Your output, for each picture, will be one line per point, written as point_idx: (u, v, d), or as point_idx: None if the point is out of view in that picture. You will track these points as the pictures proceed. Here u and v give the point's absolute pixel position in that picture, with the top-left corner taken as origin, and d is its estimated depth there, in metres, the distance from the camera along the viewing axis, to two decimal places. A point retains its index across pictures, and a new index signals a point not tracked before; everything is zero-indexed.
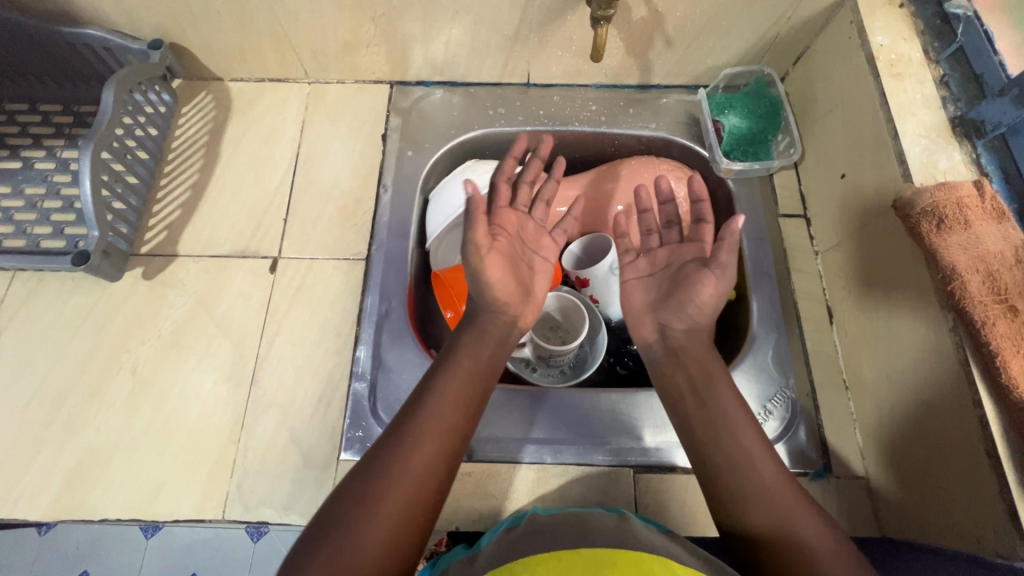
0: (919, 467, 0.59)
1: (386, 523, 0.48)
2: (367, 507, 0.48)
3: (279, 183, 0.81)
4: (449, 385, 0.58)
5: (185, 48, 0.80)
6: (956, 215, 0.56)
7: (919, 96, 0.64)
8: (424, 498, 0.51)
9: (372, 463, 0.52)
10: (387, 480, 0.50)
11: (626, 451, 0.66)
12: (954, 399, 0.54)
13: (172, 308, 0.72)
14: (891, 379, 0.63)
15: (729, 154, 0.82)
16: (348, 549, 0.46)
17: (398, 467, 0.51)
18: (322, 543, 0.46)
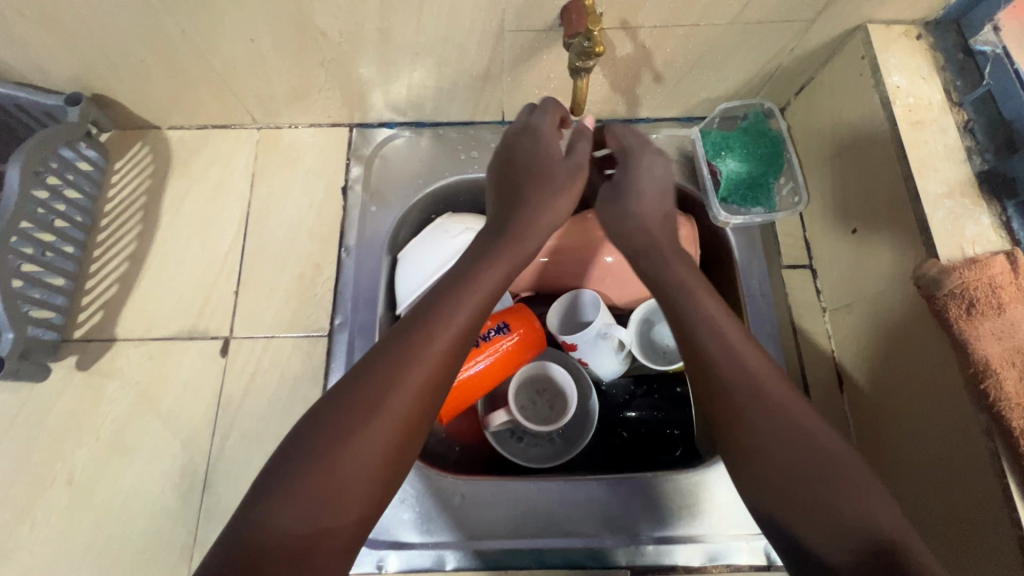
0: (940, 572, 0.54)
1: (368, 464, 0.41)
2: (352, 434, 0.41)
3: (230, 247, 0.72)
4: (456, 305, 0.49)
5: (109, 99, 0.70)
6: (988, 298, 0.49)
7: (942, 148, 0.57)
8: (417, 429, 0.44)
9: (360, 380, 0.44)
10: (371, 406, 0.43)
11: (623, 551, 0.61)
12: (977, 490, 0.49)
13: (112, 403, 0.65)
14: (910, 464, 0.57)
15: (727, 201, 0.73)
16: (323, 487, 0.39)
17: (397, 384, 0.44)
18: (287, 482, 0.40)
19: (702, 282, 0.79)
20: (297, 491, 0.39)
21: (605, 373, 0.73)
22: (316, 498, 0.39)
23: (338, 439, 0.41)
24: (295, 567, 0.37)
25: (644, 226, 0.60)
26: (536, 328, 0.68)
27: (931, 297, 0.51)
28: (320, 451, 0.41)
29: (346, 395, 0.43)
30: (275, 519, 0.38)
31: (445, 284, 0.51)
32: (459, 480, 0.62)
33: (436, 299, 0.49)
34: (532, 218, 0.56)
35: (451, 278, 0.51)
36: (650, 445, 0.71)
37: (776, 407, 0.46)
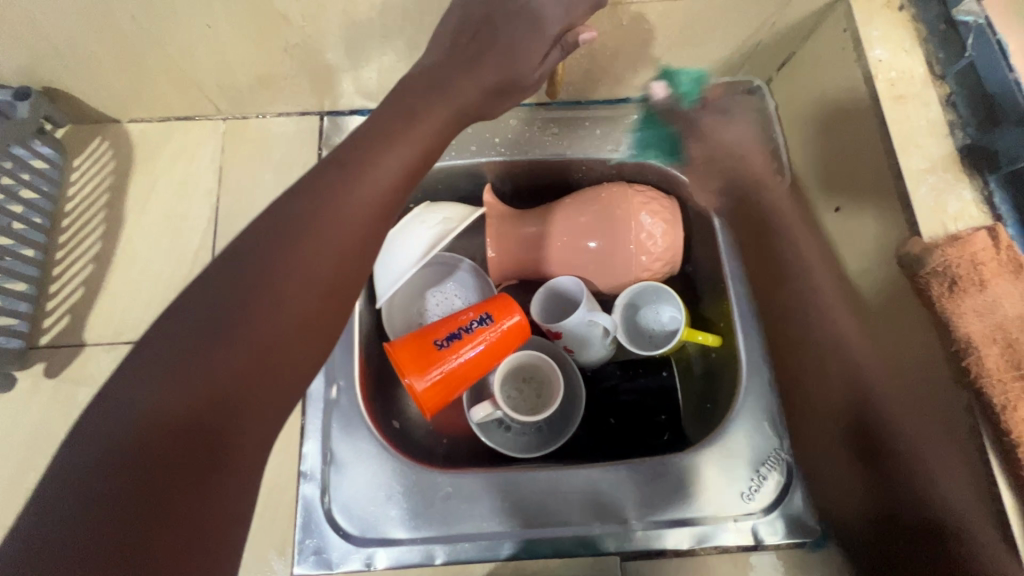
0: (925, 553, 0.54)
1: (276, 324, 0.39)
2: (223, 336, 0.36)
3: (200, 244, 0.70)
4: (385, 160, 0.46)
5: (62, 92, 0.66)
6: (971, 275, 0.49)
7: (924, 123, 0.56)
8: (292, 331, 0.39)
9: (220, 276, 0.39)
10: (281, 261, 0.40)
11: (612, 537, 0.61)
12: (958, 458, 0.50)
13: (85, 409, 0.63)
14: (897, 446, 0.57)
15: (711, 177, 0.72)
16: (233, 349, 0.36)
17: (312, 241, 0.41)
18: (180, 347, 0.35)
19: (686, 265, 0.78)
20: (155, 383, 0.34)
21: (590, 360, 0.72)
22: (191, 392, 0.34)
23: (204, 335, 0.36)
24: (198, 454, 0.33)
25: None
26: (520, 316, 0.66)
27: (914, 276, 0.51)
28: (184, 346, 0.35)
29: (206, 290, 0.38)
30: (164, 397, 0.33)
31: (368, 140, 0.47)
32: (446, 474, 0.61)
33: (360, 153, 0.46)
34: (452, 92, 0.51)
35: (337, 167, 0.45)
36: (637, 432, 0.71)
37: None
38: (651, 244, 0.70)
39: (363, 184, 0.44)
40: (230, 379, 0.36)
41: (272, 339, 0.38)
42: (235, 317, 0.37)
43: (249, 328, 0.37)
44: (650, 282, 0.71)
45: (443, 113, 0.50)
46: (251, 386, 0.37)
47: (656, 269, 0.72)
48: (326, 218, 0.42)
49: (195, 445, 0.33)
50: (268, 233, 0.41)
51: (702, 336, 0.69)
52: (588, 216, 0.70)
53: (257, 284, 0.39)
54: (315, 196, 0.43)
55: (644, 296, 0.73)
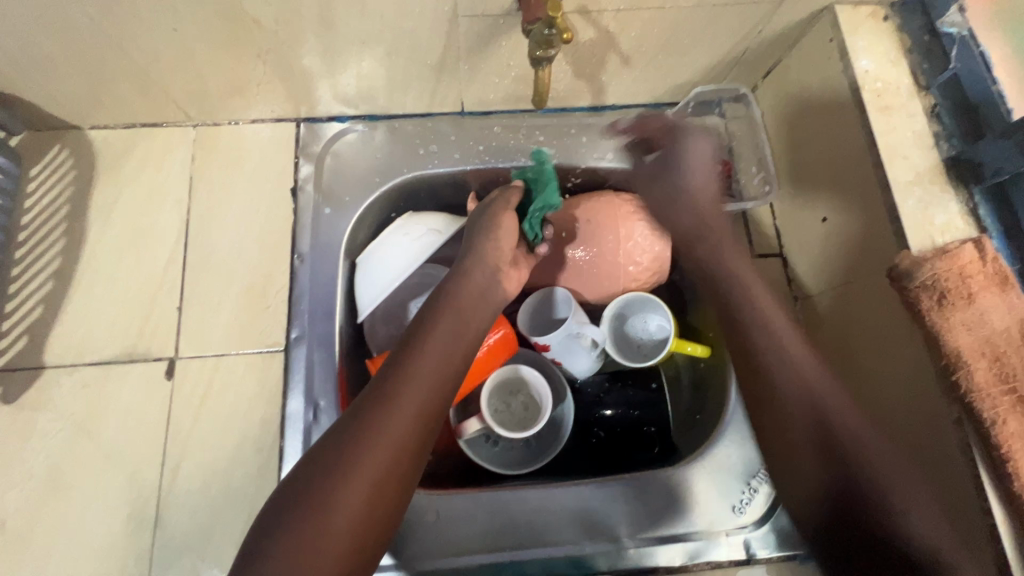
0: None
1: (357, 498, 0.43)
2: (309, 524, 0.41)
3: (170, 259, 0.66)
4: (423, 357, 0.50)
5: (16, 98, 0.62)
6: (959, 288, 0.49)
7: (911, 135, 0.56)
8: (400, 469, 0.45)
9: (333, 445, 0.45)
10: (351, 458, 0.44)
11: (604, 556, 0.60)
12: (946, 470, 0.50)
13: (45, 437, 0.59)
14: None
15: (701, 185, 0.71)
16: (317, 524, 0.41)
17: (373, 437, 0.45)
18: (278, 544, 0.40)
19: (674, 273, 0.77)
20: (287, 563, 0.39)
21: (578, 372, 0.71)
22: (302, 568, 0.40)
23: (321, 495, 0.42)
24: None
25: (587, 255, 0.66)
26: (505, 331, 0.65)
27: (902, 289, 0.50)
28: (313, 495, 0.42)
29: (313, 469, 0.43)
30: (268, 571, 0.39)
31: (398, 353, 0.51)
32: (433, 496, 0.59)
33: (397, 361, 0.50)
34: (468, 268, 0.58)
35: (384, 383, 0.48)
36: (625, 444, 0.70)
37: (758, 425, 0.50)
38: (638, 254, 0.69)
39: (410, 389, 0.48)
40: (316, 547, 0.40)
41: (354, 513, 0.42)
42: (314, 505, 0.42)
43: (334, 517, 0.41)
44: (639, 292, 0.70)
45: (467, 301, 0.56)
46: (332, 546, 0.41)
47: (645, 278, 0.71)
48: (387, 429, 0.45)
49: None
50: (321, 458, 0.44)
51: (691, 347, 0.68)
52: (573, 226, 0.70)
53: (333, 496, 0.42)
54: (367, 410, 0.46)
55: (633, 305, 0.71)
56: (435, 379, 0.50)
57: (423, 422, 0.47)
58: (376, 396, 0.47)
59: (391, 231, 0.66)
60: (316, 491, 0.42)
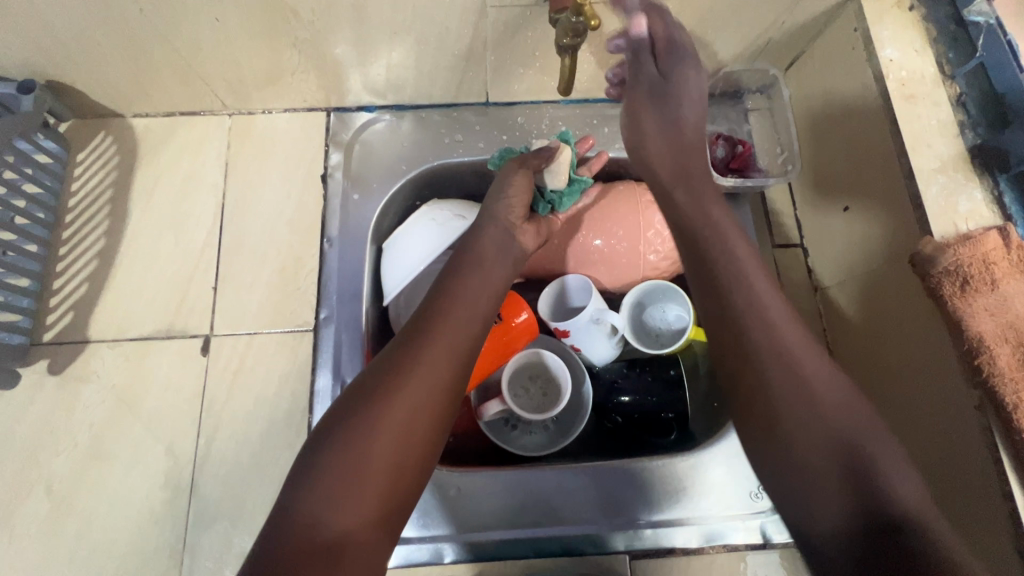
0: None
1: (393, 427, 0.45)
2: (347, 449, 0.43)
3: (206, 240, 0.69)
4: (456, 300, 0.53)
5: (67, 86, 0.65)
6: (983, 274, 0.49)
7: (935, 123, 0.56)
8: (425, 417, 0.46)
9: (373, 377, 0.47)
10: (389, 390, 0.46)
11: (621, 535, 0.61)
12: (968, 456, 0.50)
13: (89, 407, 0.62)
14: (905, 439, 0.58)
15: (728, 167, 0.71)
16: (355, 451, 0.43)
17: (410, 371, 0.47)
18: (319, 467, 0.43)
19: None
20: (328, 489, 0.42)
21: (598, 358, 0.72)
22: (338, 494, 0.42)
23: (361, 420, 0.44)
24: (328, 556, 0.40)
25: (677, 133, 0.58)
26: (528, 315, 0.66)
27: (925, 274, 0.51)
28: (354, 420, 0.44)
29: (339, 416, 0.45)
30: (306, 500, 0.41)
31: (433, 298, 0.54)
32: (455, 472, 0.61)
33: (433, 306, 0.53)
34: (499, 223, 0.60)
35: (405, 340, 0.50)
36: (642, 429, 0.71)
37: (799, 370, 0.46)
38: (658, 241, 0.70)
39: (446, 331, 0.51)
40: (352, 473, 0.42)
41: (393, 440, 0.44)
42: (351, 434, 0.44)
43: (370, 442, 0.44)
44: (657, 281, 0.71)
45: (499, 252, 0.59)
46: (366, 474, 0.43)
47: (665, 267, 0.72)
48: (412, 378, 0.47)
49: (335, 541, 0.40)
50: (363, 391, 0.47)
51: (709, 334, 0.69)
52: (595, 216, 0.70)
53: (369, 423, 0.44)
54: (404, 347, 0.49)
55: (652, 295, 0.72)
56: (456, 334, 0.51)
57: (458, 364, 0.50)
58: (415, 336, 0.50)
59: (413, 218, 0.68)
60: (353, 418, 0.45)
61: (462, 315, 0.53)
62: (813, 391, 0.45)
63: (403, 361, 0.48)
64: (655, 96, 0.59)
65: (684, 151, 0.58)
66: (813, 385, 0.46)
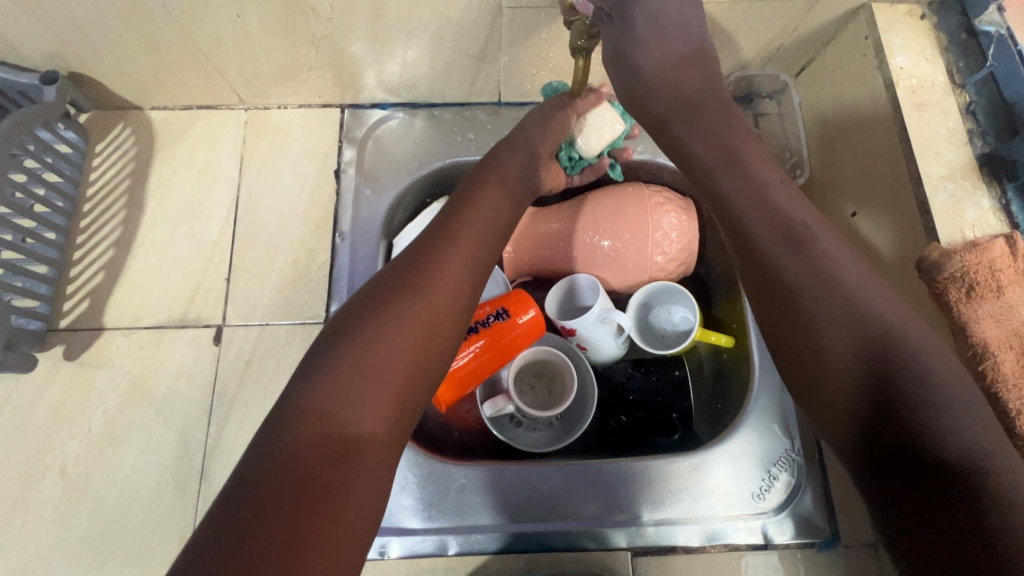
0: None
1: (412, 323, 0.45)
2: (363, 343, 0.43)
3: (220, 231, 0.70)
4: (469, 216, 0.54)
5: (88, 78, 0.67)
6: (989, 282, 0.49)
7: (944, 131, 0.57)
8: (446, 322, 0.47)
9: (392, 279, 0.48)
10: (407, 293, 0.46)
11: (623, 533, 0.62)
12: None
13: (102, 393, 0.63)
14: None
15: None
16: (373, 343, 0.43)
17: (428, 277, 0.48)
18: (332, 357, 0.42)
19: (699, 266, 0.79)
20: (342, 379, 0.41)
21: (603, 357, 0.72)
22: (350, 383, 0.41)
23: (379, 317, 0.45)
24: (336, 448, 0.39)
25: (677, 89, 0.54)
26: (535, 313, 0.67)
27: (931, 280, 0.51)
28: (372, 316, 0.45)
29: (357, 315, 0.45)
30: (314, 389, 0.41)
31: (446, 216, 0.55)
32: (460, 466, 0.62)
33: (449, 221, 0.54)
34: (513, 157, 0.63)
35: (421, 248, 0.51)
36: (645, 429, 0.72)
37: (842, 300, 0.42)
38: (665, 242, 0.71)
39: (460, 244, 0.51)
40: (368, 365, 0.42)
41: (411, 338, 0.45)
42: (366, 330, 0.44)
43: (386, 337, 0.44)
44: (663, 283, 0.72)
45: (509, 181, 0.61)
46: (381, 370, 0.42)
47: (671, 269, 0.73)
48: (436, 282, 0.47)
49: (342, 436, 0.39)
50: (378, 294, 0.47)
51: (715, 337, 0.70)
52: (601, 216, 0.71)
53: (386, 320, 0.44)
54: (420, 255, 0.50)
55: (658, 296, 0.73)
56: (474, 250, 0.52)
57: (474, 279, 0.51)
58: (432, 247, 0.50)
59: (423, 214, 0.69)
60: (370, 316, 0.45)
61: (476, 233, 0.53)
62: (852, 320, 0.42)
63: (419, 270, 0.48)
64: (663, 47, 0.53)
65: (646, 95, 0.54)
66: (852, 312, 0.42)
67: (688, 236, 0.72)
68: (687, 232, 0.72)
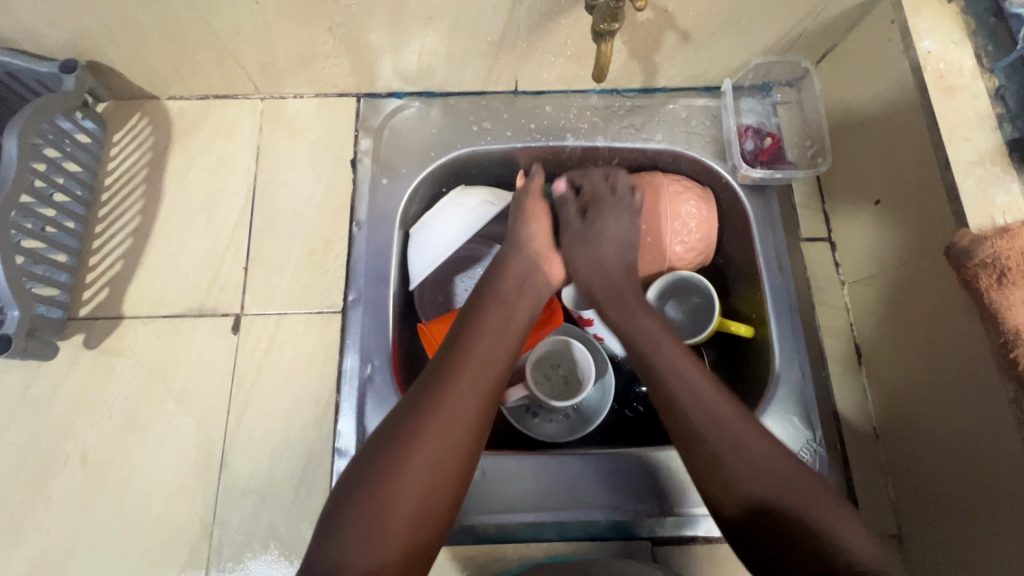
0: (981, 551, 0.53)
1: (438, 430, 0.48)
2: (396, 454, 0.47)
3: (237, 221, 0.70)
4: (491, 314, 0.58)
5: (106, 67, 0.67)
6: (1021, 267, 0.48)
7: (973, 116, 0.56)
8: (472, 423, 0.50)
9: (422, 387, 0.51)
10: (434, 402, 0.50)
11: (642, 522, 0.61)
12: (1005, 453, 0.49)
13: (123, 381, 0.63)
14: (928, 470, 0.58)
15: (754, 159, 0.72)
16: (404, 452, 0.47)
17: (452, 386, 0.51)
18: (371, 468, 0.47)
19: (718, 257, 0.78)
20: (377, 488, 0.45)
21: (621, 348, 0.72)
22: (385, 492, 0.45)
23: (411, 428, 0.48)
24: (375, 551, 0.43)
25: (603, 271, 0.65)
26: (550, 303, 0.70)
27: (961, 266, 0.50)
28: (404, 428, 0.48)
29: (391, 427, 0.49)
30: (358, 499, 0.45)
31: (468, 311, 0.59)
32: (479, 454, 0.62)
33: (468, 321, 0.57)
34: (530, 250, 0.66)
35: (433, 375, 0.52)
36: (664, 420, 0.72)
37: (731, 450, 0.50)
38: (684, 232, 0.70)
39: (480, 345, 0.55)
40: (400, 472, 0.46)
41: (440, 447, 0.48)
42: (400, 440, 0.48)
43: (417, 446, 0.47)
44: (681, 271, 0.71)
45: (532, 282, 0.63)
46: (413, 475, 0.46)
47: (690, 260, 0.72)
48: (460, 386, 0.51)
49: (379, 538, 0.44)
50: (408, 401, 0.51)
51: (734, 326, 0.69)
52: (618, 205, 0.71)
53: (417, 431, 0.48)
54: (445, 362, 0.53)
55: (675, 285, 0.73)
56: (494, 349, 0.55)
57: (496, 378, 0.54)
58: (453, 351, 0.54)
59: (440, 203, 0.69)
60: (402, 426, 0.49)
61: (496, 331, 0.57)
62: (750, 492, 0.49)
63: (443, 378, 0.52)
64: (581, 238, 0.67)
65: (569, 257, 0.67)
66: (743, 468, 0.49)
67: (708, 225, 0.71)
68: (707, 221, 0.71)
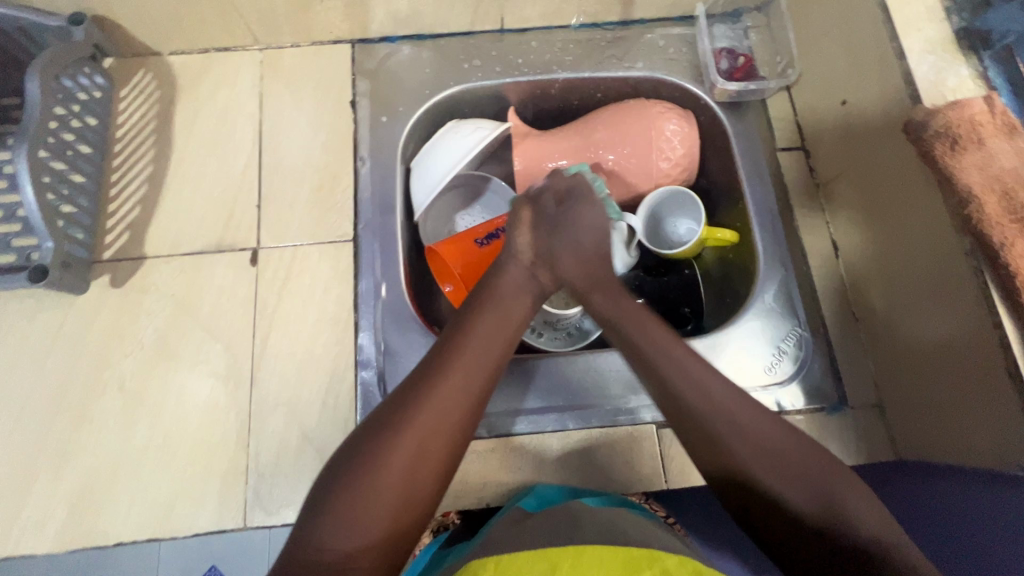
0: (947, 401, 0.58)
1: (420, 426, 0.48)
2: (377, 446, 0.47)
3: (246, 164, 0.74)
4: (486, 308, 0.57)
5: (111, 21, 0.70)
6: (971, 135, 0.53)
7: (923, 9, 0.60)
8: (453, 421, 0.49)
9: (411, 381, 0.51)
10: (420, 394, 0.49)
11: (648, 408, 0.66)
12: (964, 307, 0.54)
13: (151, 314, 0.67)
14: (917, 375, 0.62)
15: (729, 78, 0.77)
16: (383, 446, 0.47)
17: (441, 380, 0.50)
18: (353, 462, 0.47)
19: (702, 177, 0.84)
20: (356, 481, 0.45)
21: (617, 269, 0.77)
22: (363, 483, 0.45)
23: (394, 420, 0.48)
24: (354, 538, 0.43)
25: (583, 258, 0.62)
26: None
27: (919, 139, 0.56)
28: (388, 421, 0.48)
29: (378, 419, 0.49)
30: (339, 488, 0.45)
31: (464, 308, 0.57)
32: None
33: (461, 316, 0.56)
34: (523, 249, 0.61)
35: (423, 369, 0.52)
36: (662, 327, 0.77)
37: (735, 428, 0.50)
38: (669, 148, 0.75)
39: (472, 339, 0.54)
40: (379, 464, 0.46)
41: (422, 443, 0.47)
42: (384, 432, 0.48)
43: (398, 440, 0.47)
44: (669, 189, 0.76)
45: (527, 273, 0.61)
46: (393, 468, 0.46)
47: (676, 175, 0.77)
48: (447, 379, 0.50)
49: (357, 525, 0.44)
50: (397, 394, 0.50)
51: (721, 233, 0.73)
52: (604, 129, 0.75)
53: (399, 422, 0.48)
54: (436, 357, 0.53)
55: (664, 205, 0.77)
56: (487, 344, 0.54)
57: (489, 376, 0.53)
58: (446, 345, 0.53)
59: (437, 136, 0.73)
60: (390, 416, 0.49)
61: (489, 323, 0.56)
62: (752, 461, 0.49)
63: (431, 371, 0.51)
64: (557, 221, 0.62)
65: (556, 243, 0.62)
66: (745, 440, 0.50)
67: (690, 142, 0.76)
68: (689, 138, 0.76)
